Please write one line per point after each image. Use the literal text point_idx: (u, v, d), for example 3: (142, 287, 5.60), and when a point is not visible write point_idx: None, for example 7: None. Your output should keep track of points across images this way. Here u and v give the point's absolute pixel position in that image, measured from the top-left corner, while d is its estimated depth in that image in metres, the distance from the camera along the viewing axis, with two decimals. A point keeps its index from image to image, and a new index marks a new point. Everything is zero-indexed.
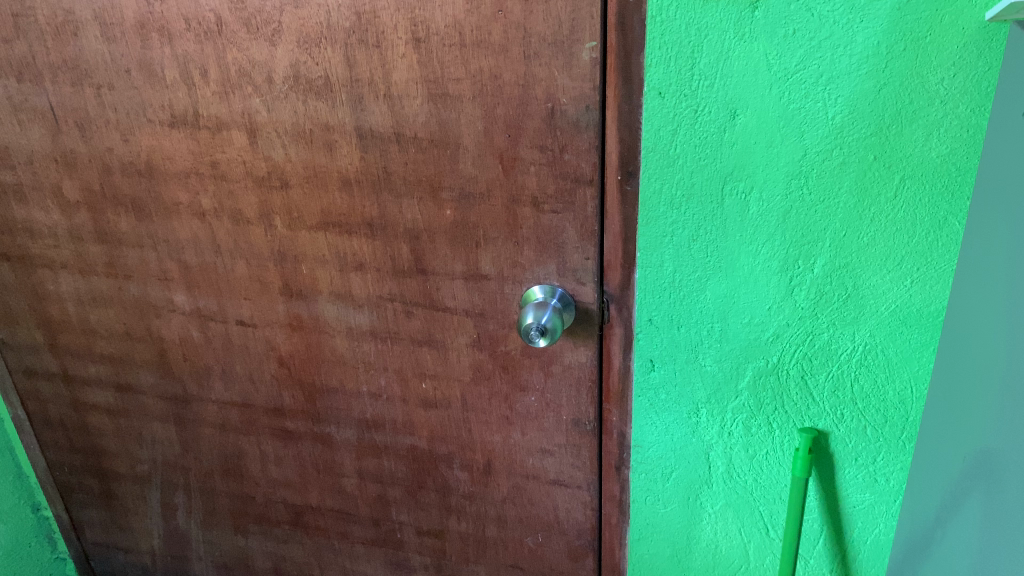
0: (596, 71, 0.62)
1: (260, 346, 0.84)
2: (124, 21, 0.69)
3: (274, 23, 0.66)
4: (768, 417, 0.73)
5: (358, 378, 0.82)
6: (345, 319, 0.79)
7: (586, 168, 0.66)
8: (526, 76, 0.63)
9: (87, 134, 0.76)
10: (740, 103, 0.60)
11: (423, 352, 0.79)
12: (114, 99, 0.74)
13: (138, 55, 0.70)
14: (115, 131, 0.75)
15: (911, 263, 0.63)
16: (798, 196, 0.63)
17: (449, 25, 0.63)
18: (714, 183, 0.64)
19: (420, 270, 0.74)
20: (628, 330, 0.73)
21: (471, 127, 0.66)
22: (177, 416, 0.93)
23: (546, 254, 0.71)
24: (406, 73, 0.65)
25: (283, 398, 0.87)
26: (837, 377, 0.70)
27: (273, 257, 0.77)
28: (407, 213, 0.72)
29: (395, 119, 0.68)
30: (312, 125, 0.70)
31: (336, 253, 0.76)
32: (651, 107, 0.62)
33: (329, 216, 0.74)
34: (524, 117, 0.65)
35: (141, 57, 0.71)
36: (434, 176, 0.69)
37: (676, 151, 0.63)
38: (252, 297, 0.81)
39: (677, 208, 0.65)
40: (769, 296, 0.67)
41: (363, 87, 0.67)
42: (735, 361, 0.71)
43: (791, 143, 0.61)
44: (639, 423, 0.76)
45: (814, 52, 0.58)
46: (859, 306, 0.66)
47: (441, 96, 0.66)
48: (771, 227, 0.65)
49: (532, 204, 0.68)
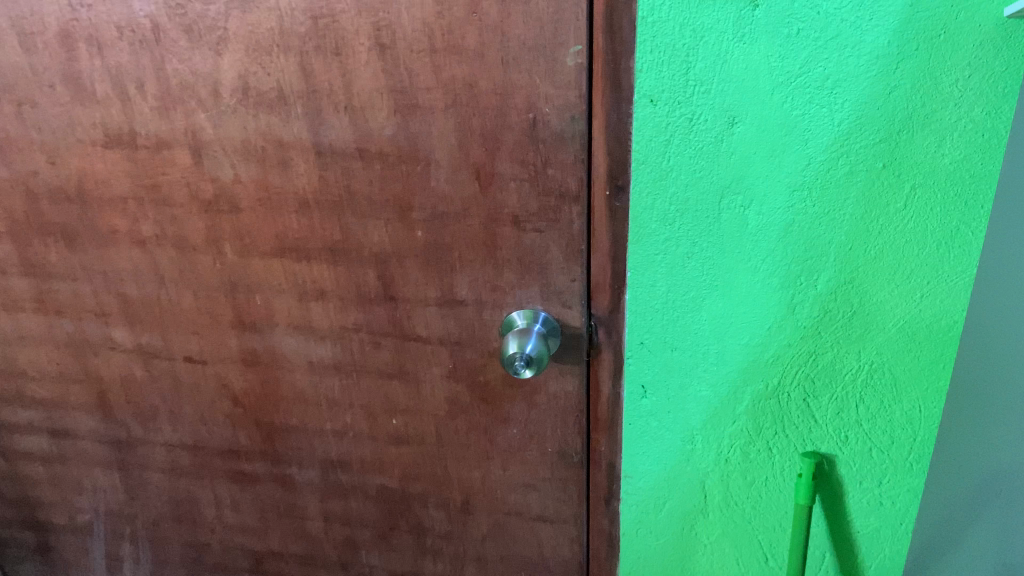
0: (582, 77, 0.56)
1: (212, 383, 0.76)
2: (47, 30, 0.62)
3: (219, 29, 0.59)
4: (767, 443, 0.69)
5: (321, 415, 0.76)
6: (306, 352, 0.72)
7: (571, 183, 0.60)
8: (504, 84, 0.57)
9: (9, 157, 0.68)
10: (739, 109, 0.55)
11: (393, 386, 0.72)
12: (38, 117, 0.66)
13: (63, 67, 0.63)
14: (40, 153, 0.67)
15: (921, 276, 0.59)
16: (801, 209, 0.58)
17: (417, 29, 0.56)
18: (710, 197, 0.59)
19: (389, 296, 0.68)
20: (618, 355, 0.67)
21: (444, 141, 0.60)
22: (120, 461, 0.84)
23: (528, 276, 0.65)
24: (369, 82, 0.59)
25: (238, 439, 0.79)
26: (841, 399, 0.65)
27: (224, 287, 0.70)
28: (373, 235, 0.65)
29: (357, 134, 0.61)
30: (264, 142, 0.63)
31: (294, 282, 0.69)
32: (642, 115, 0.57)
33: (285, 242, 0.67)
34: (503, 128, 0.59)
35: (67, 70, 0.63)
36: (402, 196, 0.63)
37: (669, 163, 0.58)
38: (201, 331, 0.73)
39: (670, 225, 0.60)
40: (769, 316, 0.63)
41: (322, 98, 0.60)
42: (732, 386, 0.66)
43: (794, 152, 0.56)
44: (630, 453, 0.71)
45: (820, 53, 0.53)
46: (865, 323, 0.62)
47: (410, 107, 0.59)
48: (772, 243, 0.60)
49: (513, 223, 0.63)
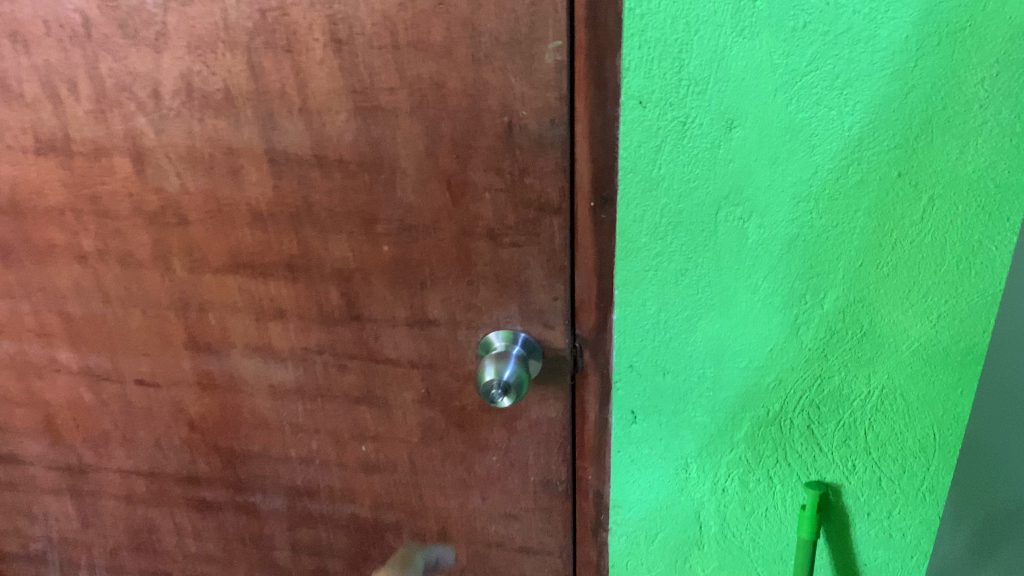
0: (562, 76, 0.50)
1: (167, 407, 0.70)
2: None
3: (156, 24, 0.53)
4: (768, 471, 0.63)
5: (285, 441, 0.70)
6: (266, 375, 0.66)
7: (552, 193, 0.54)
8: (476, 84, 0.51)
9: None
10: (738, 112, 0.49)
11: (361, 411, 0.66)
12: None
13: None
14: None
15: (938, 294, 0.54)
16: (807, 222, 0.52)
17: (377, 23, 0.50)
18: (706, 208, 0.53)
19: (354, 316, 0.62)
20: (604, 378, 0.62)
21: (410, 147, 0.54)
22: (72, 488, 0.79)
23: (506, 295, 0.59)
24: (326, 82, 0.53)
25: (196, 465, 0.74)
26: (849, 426, 0.60)
27: (175, 306, 0.64)
28: (334, 250, 0.59)
29: (314, 140, 0.55)
30: (212, 148, 0.57)
31: (250, 300, 0.63)
32: (629, 118, 0.51)
33: (239, 257, 0.61)
34: (474, 133, 0.53)
35: None
36: (366, 207, 0.57)
37: (660, 171, 0.52)
38: (152, 353, 0.67)
39: (662, 238, 0.54)
40: (771, 337, 0.57)
41: (273, 100, 0.54)
42: (730, 411, 0.61)
43: (800, 159, 0.50)
44: (619, 481, 0.66)
45: (829, 49, 0.47)
46: (876, 345, 0.56)
47: (371, 109, 0.53)
48: (774, 259, 0.54)
49: (488, 237, 0.57)
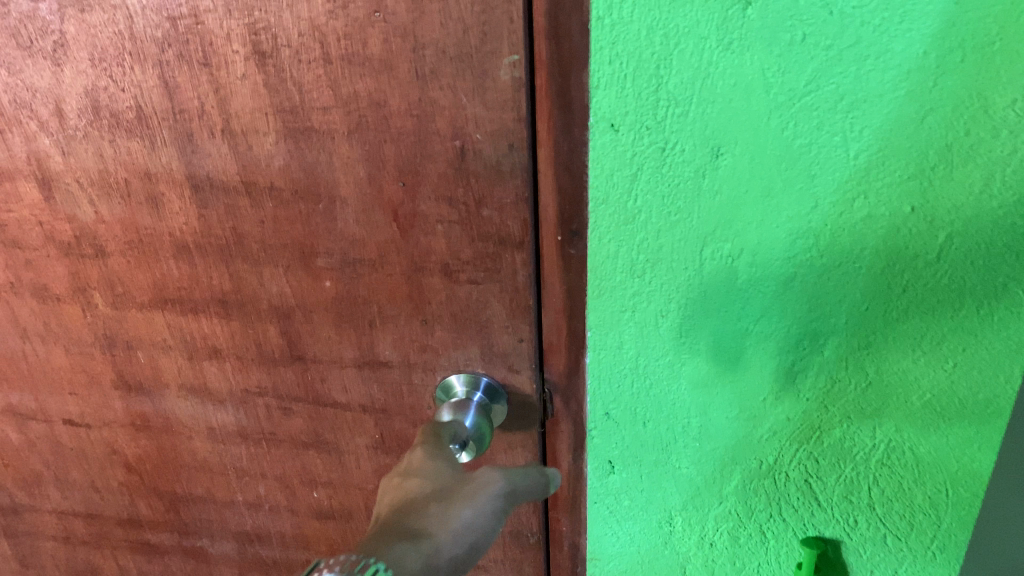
0: (521, 96, 0.43)
1: (100, 448, 0.64)
2: None
3: (52, 33, 0.45)
4: (761, 526, 0.57)
5: (230, 485, 0.64)
6: (205, 418, 0.60)
7: (513, 227, 0.47)
8: (421, 104, 0.44)
9: None
10: (726, 138, 0.42)
11: (310, 456, 0.60)
12: None
13: None
14: None
15: (954, 342, 0.47)
16: (806, 261, 0.46)
17: (305, 33, 0.43)
18: (689, 245, 0.46)
19: (297, 356, 0.55)
20: (578, 426, 0.55)
21: (349, 174, 0.47)
22: (7, 528, 0.72)
23: (464, 336, 0.52)
24: (249, 100, 0.46)
25: (136, 508, 0.67)
26: (851, 481, 0.53)
27: (100, 343, 0.58)
28: (271, 285, 0.52)
29: (241, 165, 0.48)
30: (127, 173, 0.50)
31: (181, 337, 0.56)
32: (599, 143, 0.44)
33: (165, 292, 0.54)
34: (422, 158, 0.46)
35: None
36: (303, 239, 0.50)
37: (636, 203, 0.45)
38: (79, 392, 0.61)
39: (639, 278, 0.48)
40: (765, 386, 0.51)
41: (192, 120, 0.47)
42: (718, 463, 0.54)
43: (798, 192, 0.43)
44: (596, 533, 0.60)
45: (832, 67, 0.40)
46: (883, 396, 0.50)
47: (303, 131, 0.46)
48: (768, 302, 0.47)
49: (442, 273, 0.50)
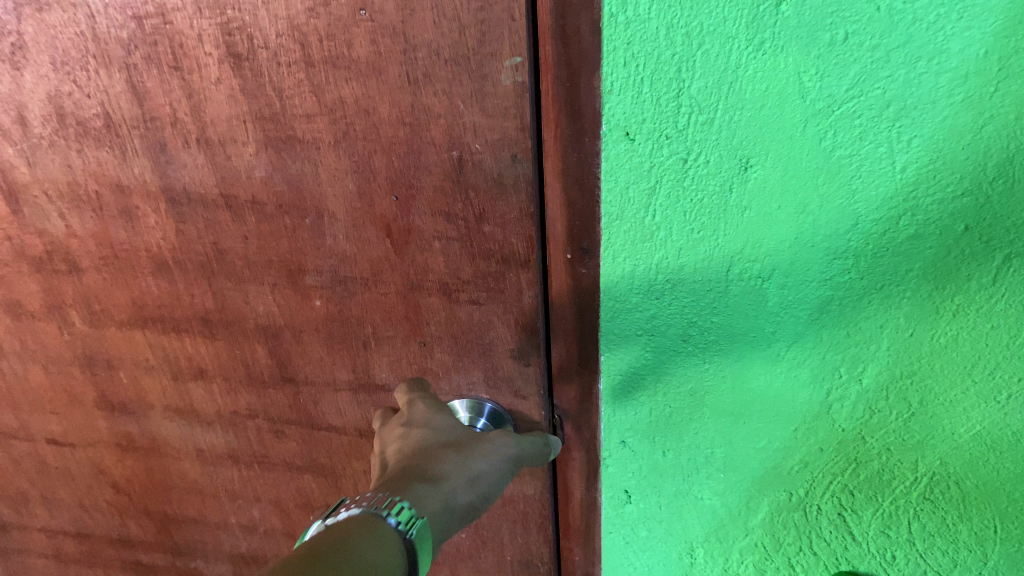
0: (525, 101, 0.38)
1: (86, 468, 0.61)
2: None
3: (9, 35, 0.41)
4: (789, 560, 0.53)
5: (223, 507, 0.60)
6: (192, 439, 0.56)
7: (518, 244, 0.43)
8: (414, 110, 0.40)
9: None
10: (757, 149, 0.37)
11: (305, 480, 0.56)
12: None
13: None
14: None
15: (1011, 373, 0.42)
16: (844, 285, 0.41)
17: (284, 33, 0.38)
18: (714, 266, 0.41)
19: (287, 378, 0.51)
20: (590, 455, 0.52)
21: (337, 186, 0.43)
22: None
23: (467, 359, 0.48)
24: (226, 107, 0.41)
25: (128, 528, 0.64)
26: (889, 516, 0.49)
27: (79, 361, 0.54)
28: (257, 303, 0.48)
29: (219, 176, 0.44)
30: (98, 185, 0.46)
31: (164, 357, 0.52)
32: (613, 154, 0.39)
33: (145, 310, 0.50)
34: (416, 170, 0.41)
35: None
36: (289, 256, 0.46)
37: (655, 220, 0.40)
38: (62, 411, 0.57)
39: (658, 301, 0.43)
40: (796, 415, 0.46)
41: (164, 128, 0.43)
42: (744, 493, 0.50)
43: (837, 208, 0.38)
44: (612, 562, 0.57)
45: (878, 70, 0.35)
46: (927, 427, 0.45)
47: (285, 140, 0.42)
48: (801, 327, 0.43)
49: (441, 293, 0.45)
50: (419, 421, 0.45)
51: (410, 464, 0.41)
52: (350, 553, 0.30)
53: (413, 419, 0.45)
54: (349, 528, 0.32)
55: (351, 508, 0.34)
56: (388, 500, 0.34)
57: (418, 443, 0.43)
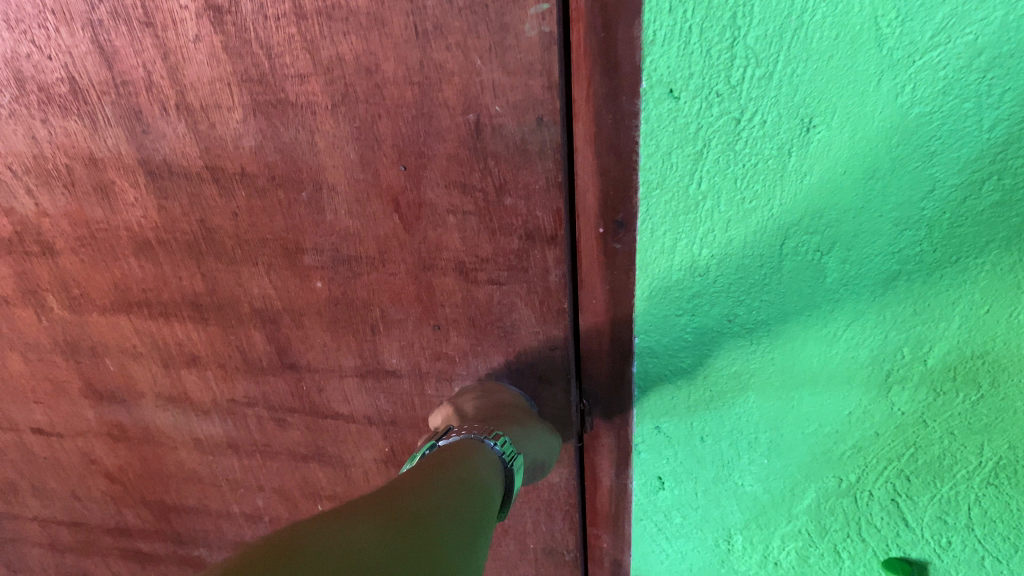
0: (552, 56, 0.33)
1: (76, 457, 0.57)
2: None
3: None
4: (835, 546, 0.48)
5: (225, 497, 0.56)
6: (188, 429, 0.52)
7: (544, 218, 0.38)
8: (423, 68, 0.34)
9: None
10: (822, 106, 0.32)
11: (312, 469, 0.52)
12: None
13: None
14: None
15: None
16: (914, 257, 0.35)
17: None
18: (765, 238, 0.37)
19: (288, 364, 0.47)
20: (621, 440, 0.48)
21: (337, 155, 0.38)
22: None
23: (487, 343, 0.43)
24: (206, 67, 0.36)
25: (124, 517, 0.60)
26: (947, 503, 0.44)
27: (60, 349, 0.49)
28: (251, 285, 0.44)
29: (202, 146, 0.39)
30: (67, 158, 0.40)
31: (153, 344, 0.48)
32: (654, 114, 0.35)
33: (129, 294, 0.46)
34: (426, 136, 0.36)
35: None
36: (285, 233, 0.41)
37: (701, 187, 0.36)
38: (45, 401, 0.53)
39: (702, 278, 0.38)
40: (850, 399, 0.41)
41: (138, 94, 0.37)
42: (789, 479, 0.46)
43: (911, 173, 0.33)
44: (641, 550, 0.53)
45: (969, 10, 0.29)
46: (998, 412, 0.40)
47: (275, 104, 0.37)
48: (862, 305, 0.38)
49: (456, 272, 0.40)
50: (493, 388, 0.44)
51: (490, 413, 0.40)
52: (457, 469, 0.32)
53: (489, 385, 0.44)
54: (458, 450, 0.35)
55: (455, 435, 0.37)
56: (491, 430, 0.37)
57: (502, 400, 0.42)
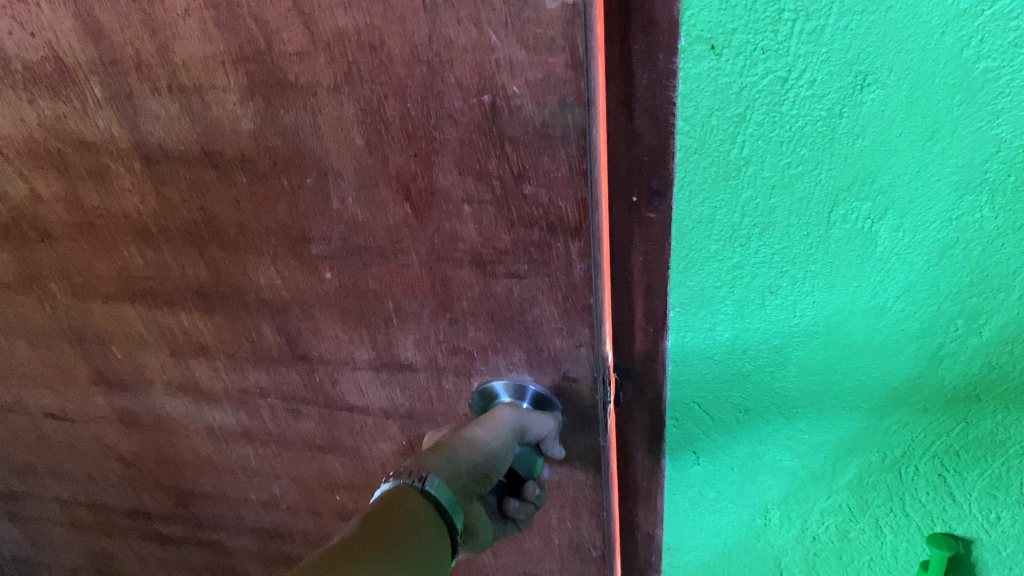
0: (576, 30, 0.29)
1: (91, 442, 0.55)
2: None
3: None
4: (877, 521, 0.46)
5: (242, 485, 0.55)
6: (200, 417, 0.51)
7: (568, 209, 0.34)
8: (432, 44, 0.31)
9: None
10: (879, 62, 0.30)
11: (328, 460, 0.50)
12: None
13: None
14: None
15: None
16: (972, 225, 0.33)
17: None
18: (813, 205, 0.34)
19: (300, 355, 0.45)
20: (654, 417, 0.47)
21: (342, 140, 0.35)
22: (11, 514, 0.66)
23: (507, 339, 0.40)
24: (197, 45, 0.33)
25: (142, 500, 0.59)
26: (998, 478, 0.41)
27: (66, 335, 0.48)
28: (257, 275, 0.41)
29: (199, 130, 0.36)
30: (58, 142, 0.38)
31: (160, 332, 0.46)
32: (694, 73, 0.32)
33: (132, 281, 0.43)
34: (439, 119, 0.33)
35: None
36: (290, 221, 0.38)
37: (743, 152, 0.34)
38: (56, 386, 0.52)
39: (744, 246, 0.37)
40: (895, 372, 0.39)
41: (127, 74, 0.35)
42: (830, 454, 0.44)
43: (970, 133, 0.31)
44: (674, 524, 0.53)
45: None
46: None
47: (274, 85, 0.34)
48: (915, 278, 0.35)
49: (473, 264, 0.37)
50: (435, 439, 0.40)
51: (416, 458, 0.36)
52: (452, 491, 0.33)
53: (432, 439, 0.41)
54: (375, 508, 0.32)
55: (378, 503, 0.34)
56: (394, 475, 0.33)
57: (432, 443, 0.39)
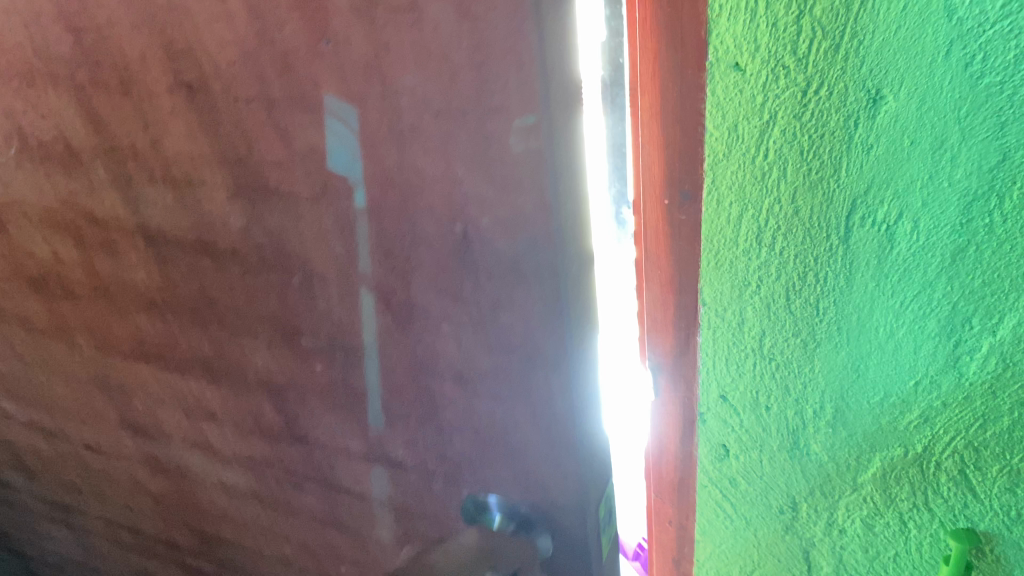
0: (541, 176, 0.27)
1: (124, 479, 0.57)
2: None
3: None
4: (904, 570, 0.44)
5: (258, 540, 0.55)
6: (215, 473, 0.51)
7: (543, 345, 0.31)
8: (401, 170, 0.29)
9: None
10: (888, 77, 0.32)
11: (334, 534, 0.49)
12: None
13: None
14: None
15: None
16: (976, 229, 0.33)
17: (238, 62, 0.29)
18: (834, 221, 0.36)
19: (298, 435, 0.44)
20: None
21: (322, 249, 0.34)
22: (58, 527, 0.67)
23: (494, 457, 0.38)
24: (185, 141, 0.33)
25: (174, 536, 0.60)
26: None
27: (95, 383, 0.49)
28: (255, 358, 0.41)
29: (193, 220, 0.36)
30: (76, 216, 0.39)
31: (173, 394, 0.46)
32: (725, 86, 0.36)
33: (146, 346, 0.44)
34: (412, 242, 0.31)
35: None
36: (281, 315, 0.38)
37: (770, 165, 0.37)
38: (91, 424, 0.53)
39: (772, 254, 0.39)
40: (905, 391, 0.39)
41: (127, 161, 0.35)
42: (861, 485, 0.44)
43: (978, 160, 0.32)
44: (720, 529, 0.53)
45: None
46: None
47: (256, 189, 0.33)
48: (925, 285, 0.35)
49: (455, 380, 0.35)
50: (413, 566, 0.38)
51: None
52: None
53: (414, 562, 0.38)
54: None
55: None
56: None
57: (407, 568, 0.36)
